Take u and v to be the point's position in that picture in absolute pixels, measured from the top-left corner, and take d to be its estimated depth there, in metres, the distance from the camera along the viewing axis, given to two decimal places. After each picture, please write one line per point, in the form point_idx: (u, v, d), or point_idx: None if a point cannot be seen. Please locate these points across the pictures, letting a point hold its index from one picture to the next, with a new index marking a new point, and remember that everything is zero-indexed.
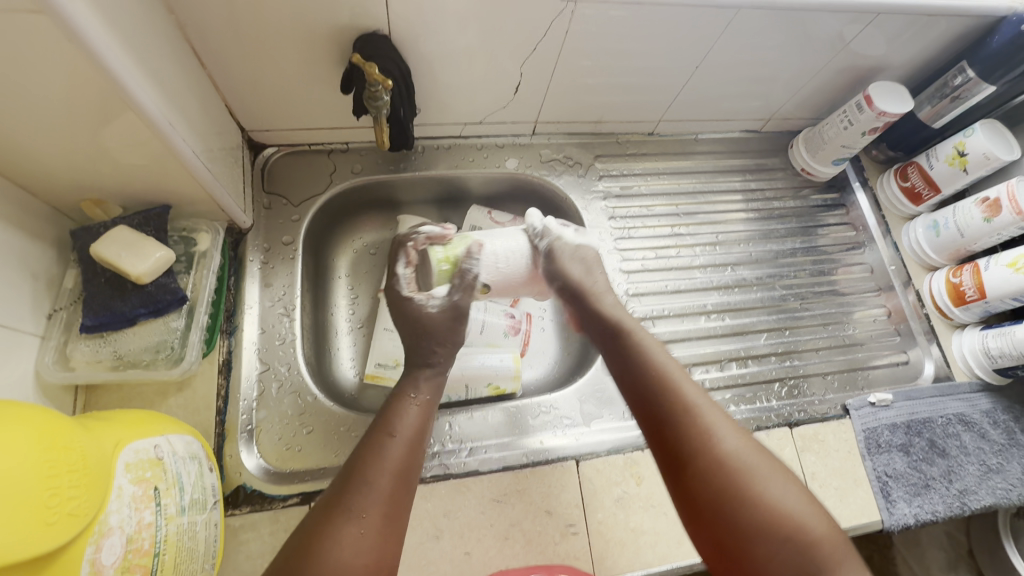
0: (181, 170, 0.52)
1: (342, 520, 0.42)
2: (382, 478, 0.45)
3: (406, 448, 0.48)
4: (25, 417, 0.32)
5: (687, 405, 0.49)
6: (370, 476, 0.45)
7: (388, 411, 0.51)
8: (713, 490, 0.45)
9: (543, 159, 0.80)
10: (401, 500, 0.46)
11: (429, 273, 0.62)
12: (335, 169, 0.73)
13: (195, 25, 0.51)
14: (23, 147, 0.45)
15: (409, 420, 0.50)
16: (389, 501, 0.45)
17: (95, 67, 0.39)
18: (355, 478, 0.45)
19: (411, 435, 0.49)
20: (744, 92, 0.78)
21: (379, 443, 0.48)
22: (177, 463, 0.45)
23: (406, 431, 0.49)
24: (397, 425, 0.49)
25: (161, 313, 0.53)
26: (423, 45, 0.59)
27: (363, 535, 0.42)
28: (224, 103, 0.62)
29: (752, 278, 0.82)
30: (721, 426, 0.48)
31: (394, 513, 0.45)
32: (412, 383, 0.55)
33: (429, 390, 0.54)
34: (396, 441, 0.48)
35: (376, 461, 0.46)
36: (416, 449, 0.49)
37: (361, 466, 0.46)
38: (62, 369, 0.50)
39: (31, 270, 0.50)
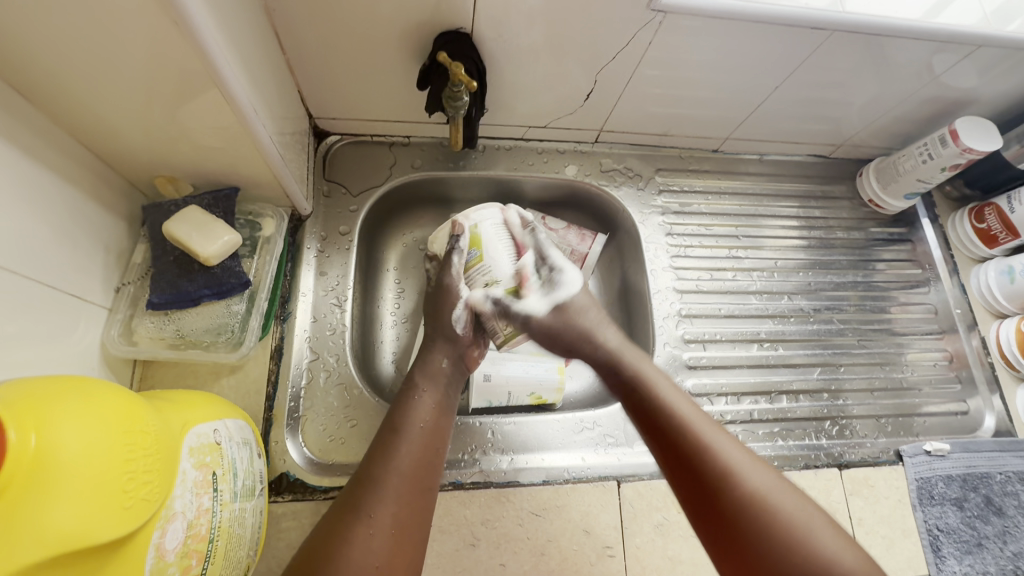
0: (255, 154, 0.52)
1: (356, 526, 0.42)
2: (396, 482, 0.45)
3: (419, 447, 0.48)
4: (110, 396, 0.32)
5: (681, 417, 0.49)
6: (380, 479, 0.45)
7: (398, 413, 0.51)
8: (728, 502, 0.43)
9: (603, 168, 0.78)
10: (417, 502, 0.46)
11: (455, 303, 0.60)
12: (395, 162, 0.73)
13: (282, 11, 0.51)
14: (110, 121, 0.45)
15: (421, 418, 0.50)
16: (406, 505, 0.45)
17: (194, 53, 0.39)
18: (367, 482, 0.45)
19: (423, 437, 0.49)
20: (819, 115, 0.75)
21: (390, 442, 0.48)
22: (232, 447, 0.46)
23: (418, 432, 0.49)
24: (406, 424, 0.49)
25: (224, 295, 0.53)
26: (502, 45, 0.58)
27: (380, 541, 0.42)
28: (297, 89, 0.61)
29: (808, 308, 0.79)
30: (717, 434, 0.47)
31: (410, 516, 0.44)
32: (420, 380, 0.54)
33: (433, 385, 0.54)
34: (407, 442, 0.48)
35: (386, 464, 0.46)
36: (430, 447, 0.49)
37: (372, 471, 0.45)
38: (126, 343, 0.50)
39: (103, 243, 0.50)
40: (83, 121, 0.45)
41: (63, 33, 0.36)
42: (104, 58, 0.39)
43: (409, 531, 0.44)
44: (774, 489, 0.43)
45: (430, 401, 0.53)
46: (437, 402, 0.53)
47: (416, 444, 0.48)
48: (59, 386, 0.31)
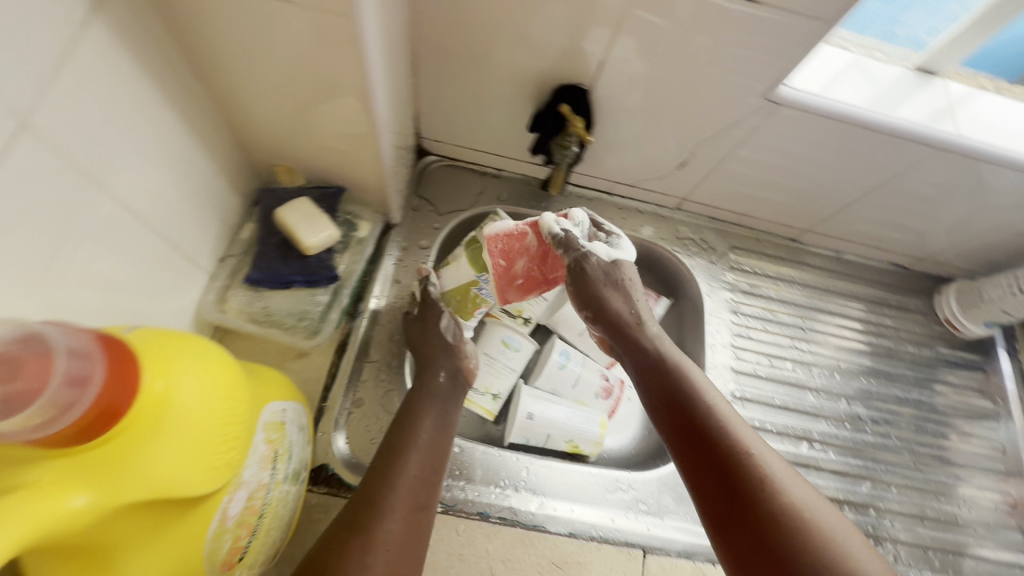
0: (372, 164, 0.56)
1: (352, 542, 0.43)
2: (393, 499, 0.47)
3: (418, 466, 0.50)
4: (220, 361, 0.35)
5: (707, 414, 0.48)
6: (379, 498, 0.46)
7: (396, 432, 0.52)
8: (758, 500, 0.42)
9: (678, 235, 0.80)
10: (413, 521, 0.47)
11: (436, 319, 0.62)
12: (483, 192, 0.76)
13: (427, 42, 0.57)
14: (259, 111, 0.50)
15: (421, 438, 0.52)
16: (402, 524, 0.46)
17: (357, 76, 0.44)
18: (365, 501, 0.46)
19: (421, 454, 0.51)
20: (908, 226, 0.74)
21: (391, 462, 0.49)
22: (292, 430, 0.48)
23: (418, 450, 0.51)
24: (406, 445, 0.51)
25: (313, 284, 0.55)
26: (614, 105, 0.61)
27: (376, 560, 0.43)
28: (415, 109, 0.66)
29: (865, 417, 0.76)
30: (743, 429, 0.47)
31: (407, 536, 0.46)
32: (421, 400, 0.56)
33: (433, 406, 0.55)
34: (407, 462, 0.50)
35: (384, 482, 0.47)
36: (429, 464, 0.51)
37: (371, 489, 0.47)
38: (217, 310, 0.53)
39: (221, 215, 0.54)
40: (238, 107, 0.50)
41: (257, 32, 0.41)
42: (280, 58, 0.43)
43: (405, 551, 0.45)
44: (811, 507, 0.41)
45: (428, 423, 0.54)
46: (435, 423, 0.54)
47: (415, 468, 0.49)
48: (184, 341, 0.33)
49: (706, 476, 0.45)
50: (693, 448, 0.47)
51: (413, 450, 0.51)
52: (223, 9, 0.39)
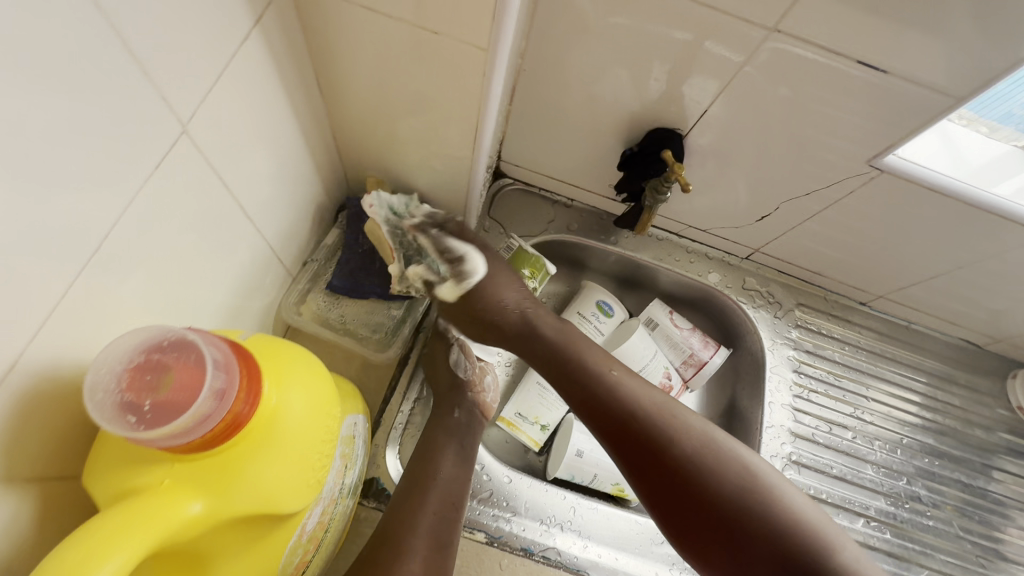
0: (462, 188, 0.56)
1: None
2: (415, 540, 0.46)
3: (437, 503, 0.49)
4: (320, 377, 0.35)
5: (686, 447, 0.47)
6: (400, 540, 0.46)
7: (417, 466, 0.52)
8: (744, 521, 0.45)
9: (745, 285, 0.78)
10: (436, 561, 0.46)
11: (447, 353, 0.61)
12: (554, 220, 0.76)
13: (531, 72, 0.57)
14: (366, 125, 0.51)
15: (442, 474, 0.51)
16: (423, 566, 0.46)
17: (476, 106, 0.44)
18: (386, 542, 0.46)
19: (440, 491, 0.50)
20: (992, 306, 0.71)
21: (410, 500, 0.49)
22: (358, 444, 0.48)
23: (437, 486, 0.50)
24: (426, 483, 0.50)
25: (389, 298, 0.55)
26: (706, 153, 0.61)
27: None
28: (502, 133, 0.67)
29: (926, 500, 0.71)
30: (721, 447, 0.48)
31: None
32: (439, 433, 0.55)
33: (454, 440, 0.55)
34: (426, 500, 0.49)
35: (404, 522, 0.47)
36: (447, 498, 0.50)
37: (391, 529, 0.47)
38: (295, 312, 0.54)
39: (311, 221, 0.55)
40: (346, 120, 0.51)
41: (390, 54, 0.41)
42: (405, 80, 0.44)
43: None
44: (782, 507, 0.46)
45: (446, 458, 0.53)
46: (452, 457, 0.53)
47: (433, 505, 0.49)
48: (293, 354, 0.34)
49: (693, 508, 0.46)
50: (674, 487, 0.47)
51: (432, 487, 0.50)
52: (364, 29, 0.39)
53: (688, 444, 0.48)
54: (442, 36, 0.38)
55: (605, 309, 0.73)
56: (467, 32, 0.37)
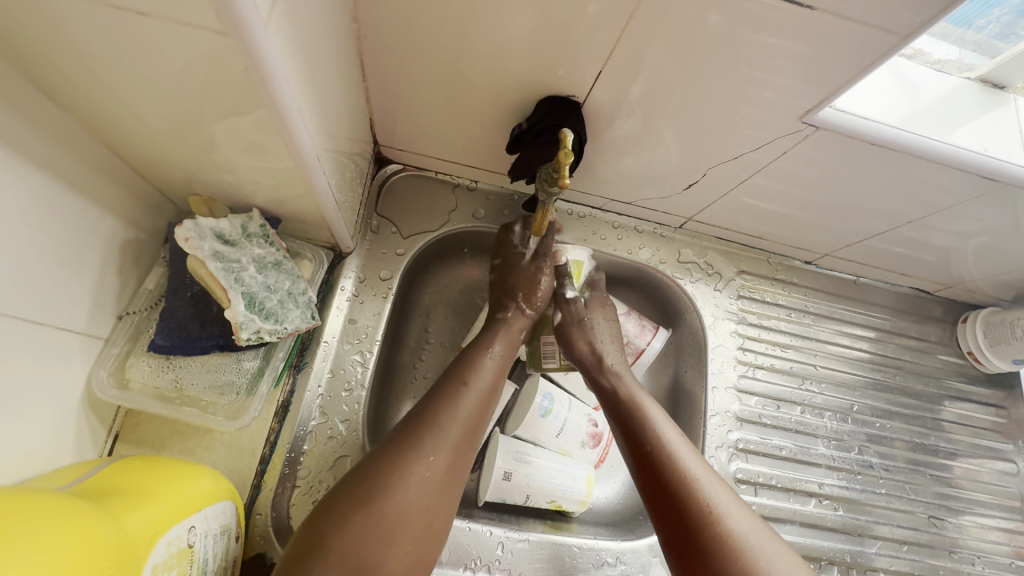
0: (309, 198, 0.45)
1: (411, 464, 0.41)
2: (454, 428, 0.45)
3: (480, 396, 0.48)
4: (39, 550, 0.26)
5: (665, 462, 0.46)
6: (441, 424, 0.44)
7: (465, 364, 0.51)
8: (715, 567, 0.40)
9: (681, 258, 0.70)
10: (466, 450, 0.45)
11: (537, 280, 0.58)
12: (455, 208, 0.65)
13: (378, 41, 0.45)
14: (148, 136, 0.38)
15: (486, 374, 0.50)
16: (457, 452, 0.44)
17: (266, 106, 0.33)
18: (425, 426, 0.44)
19: (483, 392, 0.49)
20: (939, 254, 0.66)
21: (455, 392, 0.47)
22: (206, 545, 0.38)
23: (481, 386, 0.49)
24: (474, 378, 0.49)
25: (234, 348, 0.45)
26: (611, 119, 0.51)
27: (431, 483, 0.42)
28: (369, 115, 0.54)
29: (877, 465, 0.69)
30: (694, 460, 0.47)
31: (461, 462, 0.44)
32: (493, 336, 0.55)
33: (503, 347, 0.54)
34: (470, 393, 0.48)
35: (445, 410, 0.46)
36: (489, 394, 0.50)
37: (434, 416, 0.45)
38: (115, 385, 0.43)
39: (114, 265, 0.43)
40: (118, 132, 0.38)
41: (108, 47, 0.29)
42: (153, 78, 0.32)
43: (454, 478, 0.44)
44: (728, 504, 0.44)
45: (492, 353, 0.53)
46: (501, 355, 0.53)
47: (478, 396, 0.48)
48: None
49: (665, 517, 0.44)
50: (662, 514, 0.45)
51: (476, 384, 0.49)
52: (45, 16, 0.28)
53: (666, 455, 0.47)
54: (155, 18, 0.27)
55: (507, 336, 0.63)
56: (187, 9, 0.26)
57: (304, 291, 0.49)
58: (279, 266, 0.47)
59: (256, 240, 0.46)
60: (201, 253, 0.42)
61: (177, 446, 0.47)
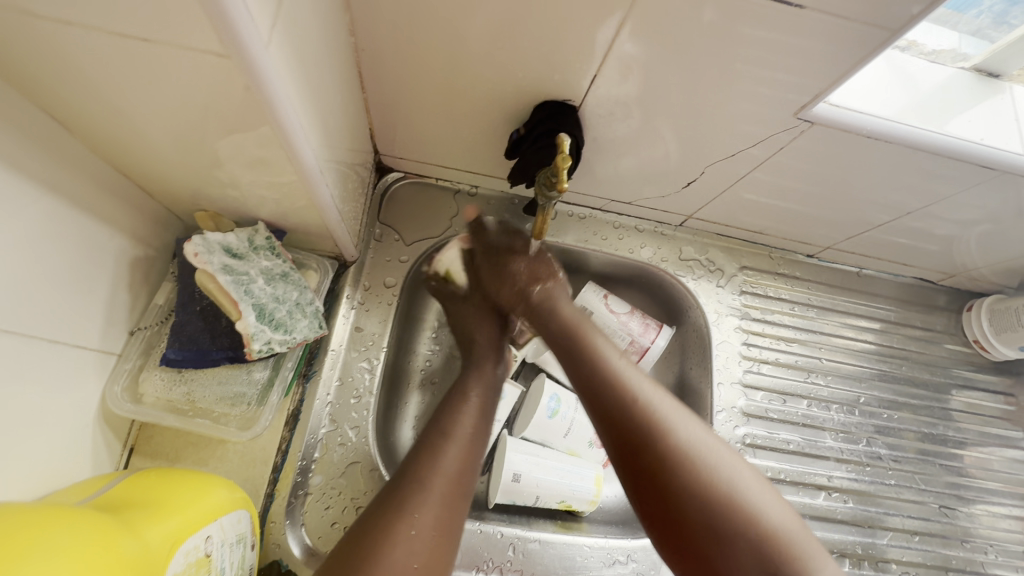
0: (313, 210, 0.46)
1: (398, 524, 0.38)
2: (440, 483, 0.42)
3: (464, 451, 0.45)
4: (63, 557, 0.27)
5: (626, 399, 0.45)
6: (425, 478, 0.42)
7: (445, 415, 0.48)
8: (687, 502, 0.40)
9: (682, 256, 0.70)
10: (456, 508, 0.42)
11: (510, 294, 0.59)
12: (457, 214, 0.66)
13: (376, 53, 0.46)
14: (153, 156, 0.39)
15: (467, 424, 0.48)
16: (446, 509, 0.41)
17: (269, 122, 0.33)
18: (412, 482, 0.41)
19: (465, 445, 0.46)
20: (941, 244, 0.66)
21: (437, 445, 0.45)
22: (224, 554, 0.39)
23: (464, 437, 0.46)
24: (456, 429, 0.47)
25: (243, 360, 0.46)
26: (608, 121, 0.51)
27: (422, 543, 0.38)
28: (368, 125, 0.55)
29: (885, 456, 0.69)
30: (675, 421, 0.43)
31: (450, 520, 0.41)
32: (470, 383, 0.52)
33: (481, 392, 0.52)
34: (453, 446, 0.45)
35: (431, 464, 0.43)
36: (474, 448, 0.47)
37: (418, 471, 0.42)
38: (129, 400, 0.44)
39: (123, 282, 0.44)
40: (125, 153, 0.39)
41: (113, 72, 0.30)
42: (157, 99, 0.33)
43: (448, 538, 0.40)
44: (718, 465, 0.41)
45: (473, 405, 0.50)
46: (480, 405, 0.50)
47: (463, 452, 0.45)
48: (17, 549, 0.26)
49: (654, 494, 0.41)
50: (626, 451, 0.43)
51: (458, 435, 0.46)
52: (52, 45, 0.28)
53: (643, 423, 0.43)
54: (158, 43, 0.27)
55: None
56: (190, 33, 0.26)
57: (312, 301, 0.50)
58: (287, 278, 0.48)
59: (263, 253, 0.47)
60: (209, 268, 0.42)
61: (191, 458, 0.48)
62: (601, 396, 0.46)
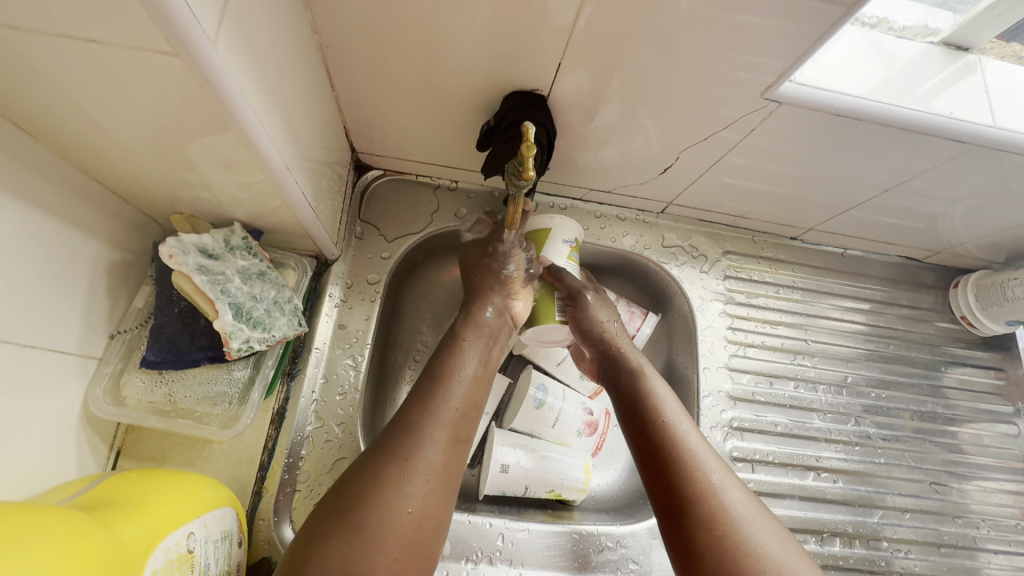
0: (287, 210, 0.46)
1: (391, 471, 0.40)
2: (435, 429, 0.43)
3: (460, 400, 0.47)
4: (38, 551, 0.28)
5: (667, 436, 0.47)
6: (424, 428, 0.43)
7: (441, 361, 0.49)
8: (698, 515, 0.42)
9: (665, 243, 0.70)
10: (453, 454, 0.44)
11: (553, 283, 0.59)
12: (437, 209, 0.66)
13: (342, 51, 0.46)
14: (121, 161, 0.40)
15: (466, 370, 0.49)
16: (443, 453, 0.43)
17: (228, 120, 0.34)
18: (407, 427, 0.43)
19: (465, 389, 0.48)
20: (923, 221, 0.66)
21: (431, 394, 0.46)
22: (208, 551, 0.40)
23: (456, 380, 0.48)
24: (450, 372, 0.48)
25: (222, 359, 0.46)
26: (579, 110, 0.51)
27: (415, 491, 0.40)
28: (342, 123, 0.56)
29: (875, 435, 0.69)
30: (697, 440, 0.47)
31: (447, 469, 0.42)
32: (462, 329, 0.53)
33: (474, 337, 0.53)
34: (450, 390, 0.47)
35: (426, 409, 0.44)
36: (472, 398, 0.48)
37: (411, 416, 0.44)
38: (112, 403, 0.45)
39: (101, 286, 0.44)
40: (93, 159, 0.39)
41: (68, 76, 0.31)
42: (116, 103, 0.33)
43: (443, 482, 0.42)
44: (728, 487, 0.44)
45: (472, 356, 0.51)
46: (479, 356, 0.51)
47: (459, 402, 0.46)
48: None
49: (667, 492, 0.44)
50: (653, 463, 0.47)
51: (457, 380, 0.48)
52: (6, 51, 0.29)
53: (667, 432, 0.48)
54: (107, 44, 0.28)
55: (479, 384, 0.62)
56: (136, 33, 0.27)
57: (290, 300, 0.50)
58: (264, 276, 0.48)
59: (239, 252, 0.48)
60: (185, 268, 0.43)
61: (178, 458, 0.49)
62: (646, 425, 0.49)
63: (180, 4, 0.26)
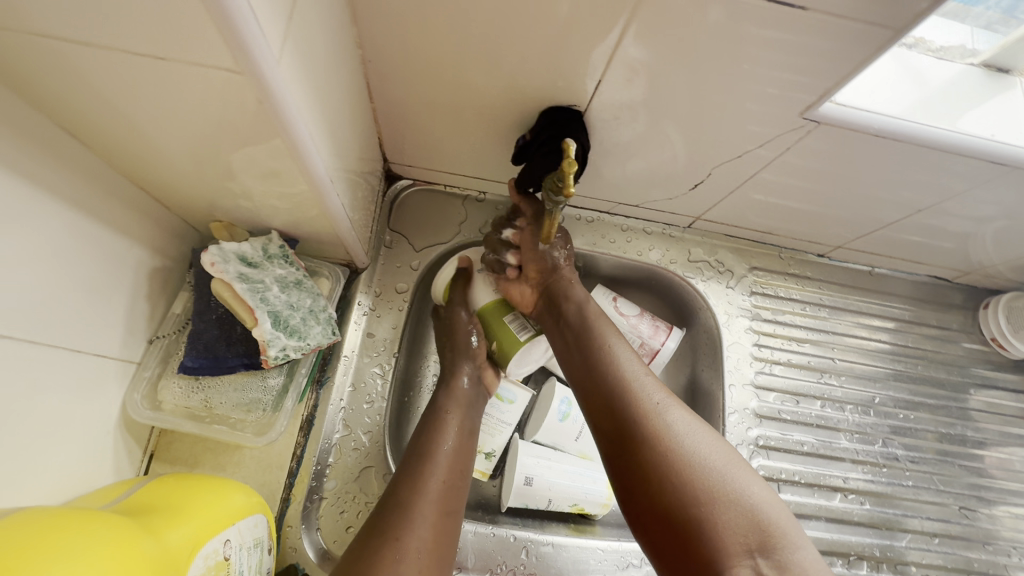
0: (324, 220, 0.47)
1: (383, 550, 0.40)
2: (422, 505, 0.44)
3: (444, 471, 0.48)
4: (90, 557, 0.28)
5: (648, 411, 0.44)
6: (410, 502, 0.44)
7: (426, 434, 0.50)
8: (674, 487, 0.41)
9: (691, 258, 0.70)
10: (443, 525, 0.45)
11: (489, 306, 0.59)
12: (465, 220, 0.66)
13: (384, 65, 0.47)
14: (169, 170, 0.40)
15: (449, 443, 0.50)
16: (432, 527, 0.43)
17: (281, 136, 0.34)
18: (394, 507, 0.44)
19: (446, 461, 0.49)
20: (956, 242, 0.65)
21: (419, 470, 0.47)
22: (241, 558, 0.40)
23: (441, 455, 0.49)
24: (433, 449, 0.49)
25: (258, 367, 0.47)
26: (614, 125, 0.52)
27: (410, 564, 0.40)
28: (376, 134, 0.56)
29: (902, 457, 0.68)
30: (658, 399, 0.46)
31: (439, 539, 0.43)
32: (445, 402, 0.54)
33: (459, 412, 0.53)
34: (432, 467, 0.47)
35: (416, 488, 0.45)
36: (456, 465, 0.49)
37: (400, 496, 0.45)
38: (149, 407, 0.45)
39: (142, 292, 0.45)
40: (142, 168, 0.40)
41: (130, 90, 0.31)
42: (171, 116, 0.34)
43: (437, 555, 0.43)
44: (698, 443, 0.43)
45: (453, 428, 0.52)
46: (460, 425, 0.52)
47: (443, 473, 0.48)
48: (47, 556, 0.27)
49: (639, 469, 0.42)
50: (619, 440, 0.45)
51: (437, 455, 0.49)
52: (71, 65, 0.30)
53: (628, 402, 0.46)
54: (173, 61, 0.28)
55: (504, 397, 0.61)
56: (203, 50, 0.27)
57: (324, 308, 0.51)
58: (300, 285, 0.49)
59: (277, 261, 0.48)
60: (226, 276, 0.44)
61: (209, 463, 0.49)
62: (604, 402, 0.47)
63: (249, 23, 0.26)
